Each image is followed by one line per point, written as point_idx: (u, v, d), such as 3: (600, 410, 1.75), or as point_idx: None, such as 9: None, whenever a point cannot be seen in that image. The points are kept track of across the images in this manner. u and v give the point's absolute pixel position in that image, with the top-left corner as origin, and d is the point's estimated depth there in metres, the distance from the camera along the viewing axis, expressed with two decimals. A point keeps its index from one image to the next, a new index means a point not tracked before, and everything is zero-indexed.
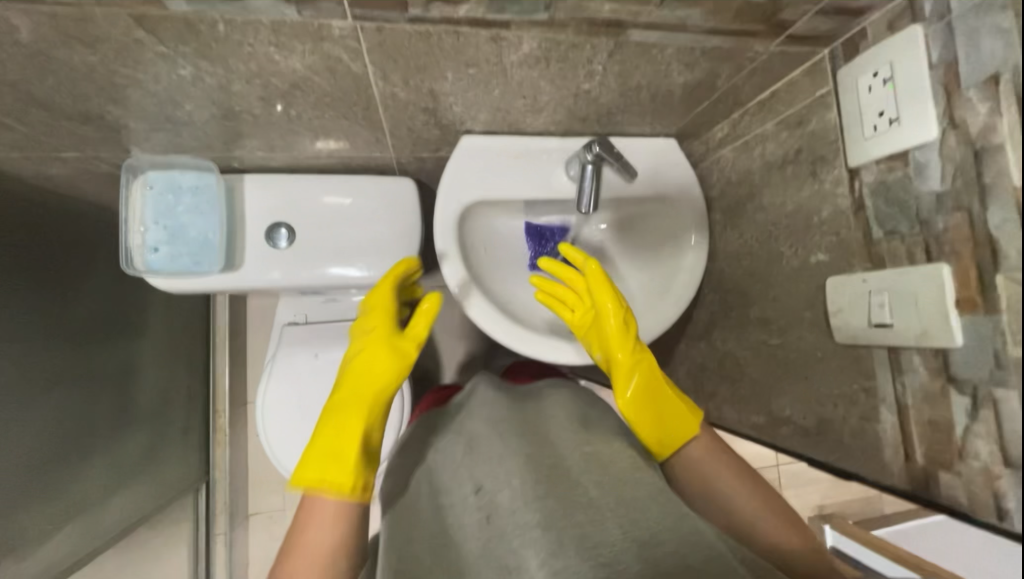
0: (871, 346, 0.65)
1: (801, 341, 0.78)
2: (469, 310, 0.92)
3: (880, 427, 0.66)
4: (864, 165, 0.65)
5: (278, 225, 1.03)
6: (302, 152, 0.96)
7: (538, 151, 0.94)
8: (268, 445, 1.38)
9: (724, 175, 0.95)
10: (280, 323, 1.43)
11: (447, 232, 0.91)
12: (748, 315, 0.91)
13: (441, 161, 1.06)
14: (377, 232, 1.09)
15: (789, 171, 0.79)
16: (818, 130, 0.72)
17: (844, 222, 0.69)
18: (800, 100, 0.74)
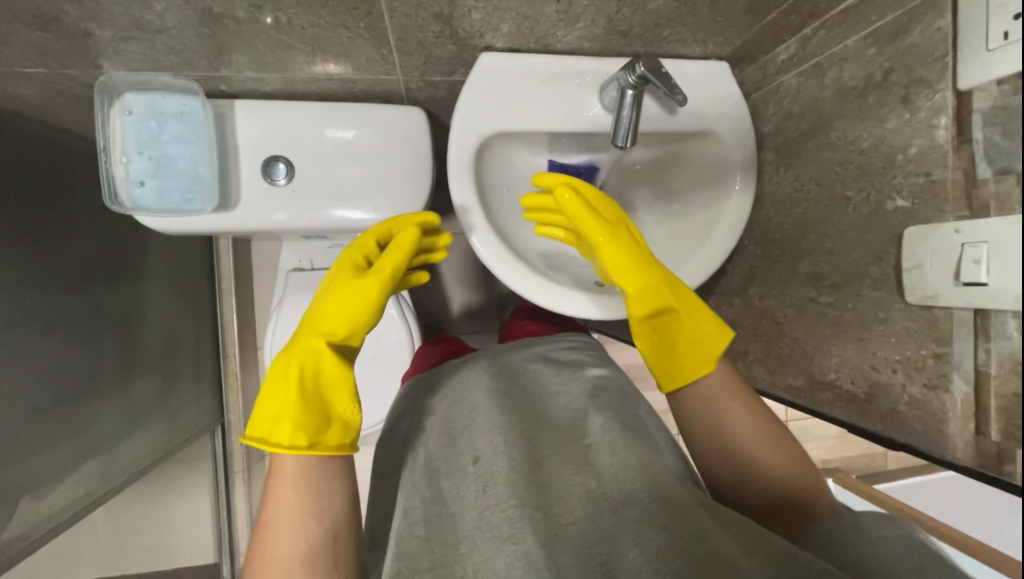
0: (951, 307, 0.57)
1: (860, 299, 0.69)
2: (488, 258, 0.82)
3: (948, 398, 0.59)
4: (980, 86, 0.53)
5: (275, 159, 0.93)
6: (298, 72, 0.84)
7: (569, 75, 0.81)
8: None
9: (782, 106, 0.82)
10: (284, 269, 1.36)
11: (464, 168, 0.80)
12: (795, 269, 0.82)
13: (455, 87, 0.93)
14: (384, 170, 0.99)
15: (870, 99, 0.66)
16: (920, 44, 0.59)
17: (938, 160, 0.58)
18: (901, 5, 0.61)
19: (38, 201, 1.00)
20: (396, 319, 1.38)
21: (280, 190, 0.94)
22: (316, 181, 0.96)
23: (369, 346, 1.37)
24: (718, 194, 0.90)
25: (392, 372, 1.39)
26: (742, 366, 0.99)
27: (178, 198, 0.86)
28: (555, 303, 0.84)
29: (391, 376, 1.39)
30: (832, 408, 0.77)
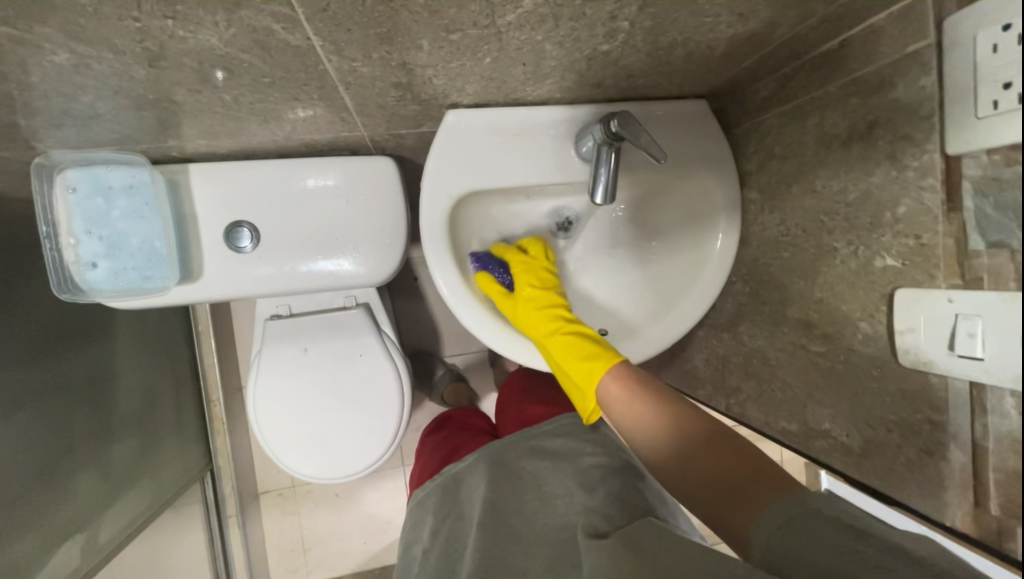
0: (946, 376, 0.55)
1: (852, 353, 0.68)
2: (467, 322, 0.79)
3: (946, 466, 0.57)
4: (969, 154, 0.50)
5: (238, 224, 0.88)
6: (252, 137, 0.78)
7: (542, 126, 0.77)
8: (266, 443, 1.33)
9: (764, 145, 0.79)
10: (262, 317, 1.32)
11: (436, 233, 0.77)
12: (784, 314, 0.80)
13: (424, 136, 0.88)
14: (356, 225, 0.94)
15: (854, 150, 0.63)
16: (904, 100, 0.56)
17: (928, 224, 0.55)
18: (884, 57, 0.58)
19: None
20: (382, 360, 1.34)
21: (250, 256, 0.90)
22: (284, 242, 0.92)
23: (357, 391, 1.34)
24: (703, 235, 0.87)
25: (382, 415, 1.36)
26: (736, 402, 0.97)
27: (135, 277, 0.83)
28: (541, 362, 0.81)
29: (382, 419, 1.36)
30: (827, 456, 0.76)
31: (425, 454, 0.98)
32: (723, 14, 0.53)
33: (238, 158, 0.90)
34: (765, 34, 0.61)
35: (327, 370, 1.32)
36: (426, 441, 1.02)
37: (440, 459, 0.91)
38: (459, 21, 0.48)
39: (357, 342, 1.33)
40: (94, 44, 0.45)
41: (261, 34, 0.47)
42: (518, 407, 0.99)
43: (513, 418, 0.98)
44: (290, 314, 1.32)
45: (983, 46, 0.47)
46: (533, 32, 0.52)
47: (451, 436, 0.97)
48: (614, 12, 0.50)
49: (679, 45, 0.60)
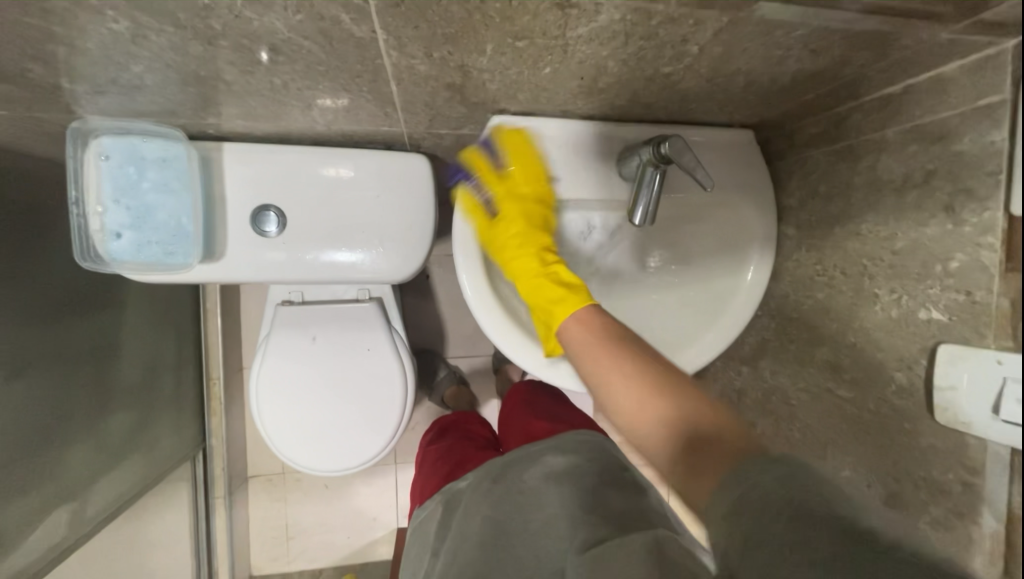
0: (986, 439, 0.54)
1: (883, 403, 0.66)
2: (489, 331, 0.78)
3: (976, 530, 0.56)
4: None
5: (265, 208, 0.87)
6: (292, 122, 0.77)
7: (586, 140, 0.76)
8: (265, 429, 1.32)
9: (808, 182, 0.78)
10: (274, 301, 1.31)
11: (468, 237, 0.76)
12: (812, 355, 0.79)
13: (462, 138, 0.87)
14: (383, 220, 0.93)
15: (907, 198, 0.62)
16: (969, 153, 0.55)
17: (982, 282, 0.54)
18: (949, 108, 0.57)
19: (8, 237, 0.93)
20: (390, 356, 1.33)
21: (273, 241, 0.89)
22: (310, 230, 0.90)
23: (361, 384, 1.32)
24: (734, 265, 0.86)
25: (384, 411, 1.34)
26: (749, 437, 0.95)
27: (157, 251, 0.81)
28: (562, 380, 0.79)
29: (384, 415, 1.34)
30: None
31: (428, 467, 0.95)
32: (795, 48, 0.52)
33: (273, 141, 0.89)
34: (830, 72, 0.60)
35: (333, 361, 1.30)
36: (429, 454, 0.99)
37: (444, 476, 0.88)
38: (529, 30, 0.47)
39: (367, 336, 1.31)
40: (160, 16, 0.44)
41: (327, 23, 0.46)
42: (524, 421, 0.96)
43: (519, 432, 0.95)
44: (302, 301, 1.31)
45: None
46: (601, 47, 0.51)
47: (454, 449, 0.94)
48: (688, 35, 0.49)
49: (742, 74, 0.59)
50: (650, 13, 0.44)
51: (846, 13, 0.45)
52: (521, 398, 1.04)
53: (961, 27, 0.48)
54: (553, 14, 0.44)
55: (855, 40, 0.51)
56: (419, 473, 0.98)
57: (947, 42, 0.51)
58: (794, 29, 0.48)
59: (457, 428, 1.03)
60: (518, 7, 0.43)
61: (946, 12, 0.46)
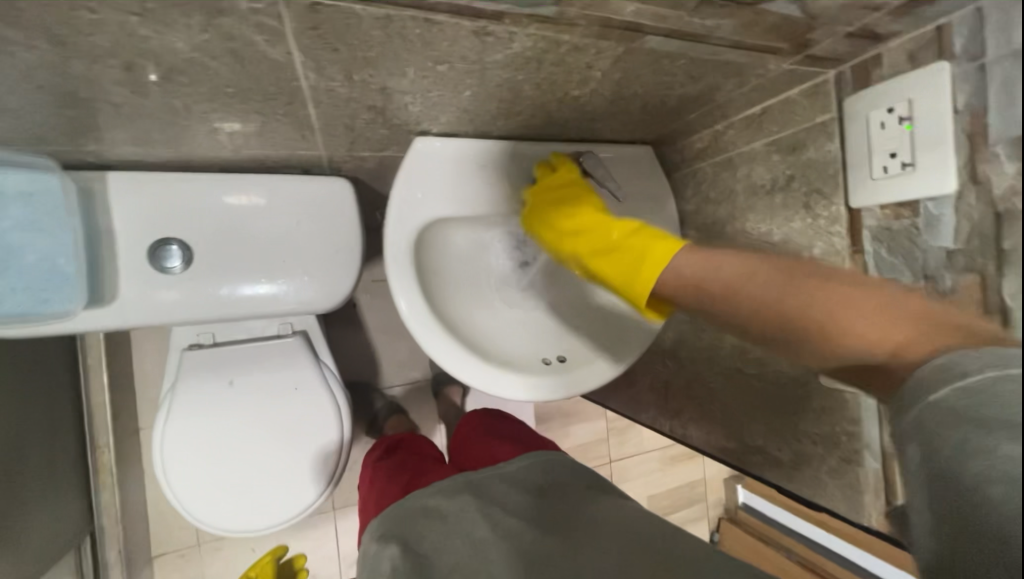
0: (858, 393, 0.64)
1: (780, 374, 0.77)
2: (429, 348, 0.77)
3: (862, 471, 0.67)
4: (867, 207, 0.62)
5: (165, 242, 0.79)
6: (193, 147, 0.72)
7: (508, 159, 0.81)
8: (174, 494, 1.15)
9: (700, 190, 0.90)
10: (177, 347, 1.17)
11: (400, 256, 0.75)
12: (722, 341, 0.89)
13: (384, 159, 0.87)
14: (304, 247, 0.89)
15: (777, 199, 0.74)
16: (815, 160, 0.67)
17: (837, 264, 0.66)
18: (797, 124, 0.69)
19: None
20: (321, 392, 1.24)
21: (178, 278, 0.81)
22: (221, 262, 0.84)
23: (290, 428, 1.21)
24: None
25: (318, 454, 1.24)
26: (679, 424, 1.02)
27: (26, 301, 0.68)
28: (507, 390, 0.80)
29: (318, 459, 1.24)
30: (763, 471, 0.83)
31: (380, 483, 0.90)
32: (679, 75, 0.61)
33: (169, 169, 0.81)
34: (707, 96, 0.71)
35: (254, 405, 1.18)
36: (379, 471, 0.95)
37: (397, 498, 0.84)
38: (449, 55, 0.50)
39: (293, 374, 1.21)
40: (33, 31, 0.40)
41: (237, 43, 0.44)
42: (483, 441, 0.95)
43: (478, 451, 0.94)
44: (212, 343, 1.18)
45: (874, 122, 0.59)
46: (516, 73, 0.56)
47: (408, 466, 0.91)
48: (591, 62, 0.55)
49: (639, 97, 0.67)
50: (557, 42, 0.49)
51: (715, 46, 0.54)
52: (478, 420, 1.04)
53: (798, 60, 0.60)
54: (470, 41, 0.47)
55: (723, 69, 0.61)
56: (370, 492, 0.92)
57: (790, 72, 0.63)
58: (676, 58, 0.56)
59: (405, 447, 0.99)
60: (437, 33, 0.46)
61: (786, 48, 0.57)
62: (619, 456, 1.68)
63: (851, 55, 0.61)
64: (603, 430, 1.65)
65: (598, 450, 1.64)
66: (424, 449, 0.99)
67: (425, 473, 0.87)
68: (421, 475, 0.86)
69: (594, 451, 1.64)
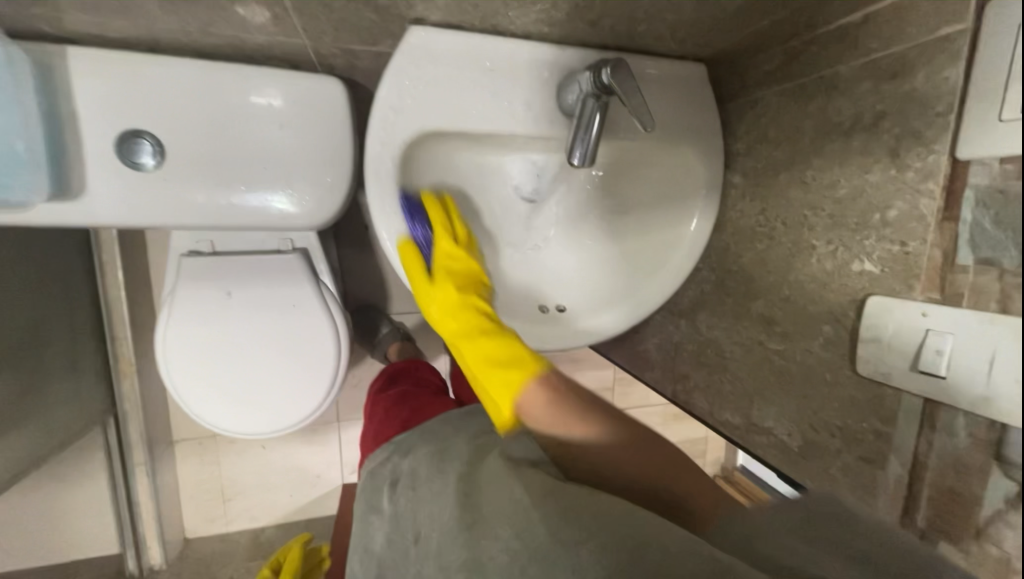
0: (903, 390, 0.54)
1: (810, 355, 0.66)
2: (410, 279, 0.69)
3: (881, 475, 0.58)
4: (978, 160, 0.46)
5: (136, 135, 0.72)
6: (152, 19, 0.61)
7: (526, 65, 0.66)
8: (177, 392, 1.19)
9: (757, 126, 0.73)
10: (176, 252, 1.15)
11: (385, 173, 0.65)
12: (748, 307, 0.77)
13: (381, 57, 0.74)
14: (289, 154, 0.79)
15: (853, 142, 0.59)
16: (920, 91, 0.51)
17: (917, 232, 0.52)
18: (907, 39, 0.52)
19: None
20: (318, 312, 1.21)
21: (151, 176, 0.74)
22: (195, 162, 0.75)
23: (288, 344, 1.20)
24: (679, 214, 0.81)
25: (314, 372, 1.23)
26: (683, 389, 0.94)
27: None
28: (497, 337, 0.72)
29: (316, 376, 1.23)
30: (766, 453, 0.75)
31: (378, 416, 0.88)
32: None
33: (141, 49, 0.72)
34: None
35: (252, 316, 1.17)
36: (378, 402, 0.92)
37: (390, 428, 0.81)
38: None
39: (292, 290, 1.19)
40: None
41: None
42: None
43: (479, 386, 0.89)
44: (212, 251, 1.16)
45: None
46: None
47: (406, 398, 0.87)
48: None
49: None
50: None
51: None
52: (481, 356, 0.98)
53: None
54: None
55: None
56: (369, 422, 0.90)
57: None
58: None
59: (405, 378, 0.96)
60: None
61: None
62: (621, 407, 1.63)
63: None
64: (610, 380, 1.59)
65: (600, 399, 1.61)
66: (422, 381, 0.95)
67: (419, 409, 0.83)
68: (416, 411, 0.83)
69: None
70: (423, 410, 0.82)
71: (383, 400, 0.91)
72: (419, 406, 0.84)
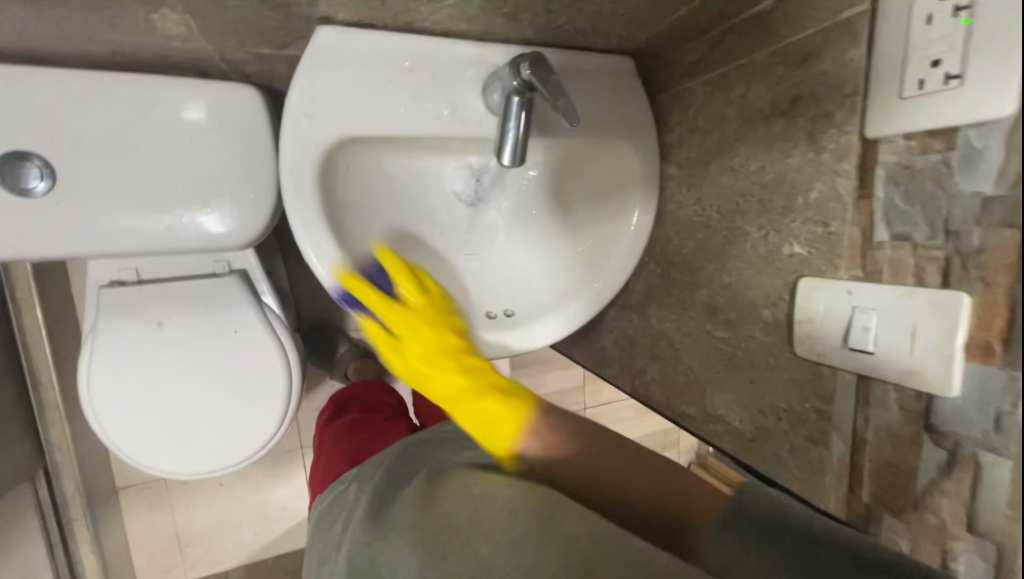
0: (838, 368, 0.55)
1: (753, 340, 0.66)
2: (341, 294, 0.65)
3: (827, 454, 0.58)
4: (886, 138, 0.47)
5: (20, 159, 0.65)
6: (21, 28, 0.55)
7: (447, 63, 0.63)
8: (107, 434, 1.09)
9: (687, 116, 0.74)
10: (95, 283, 1.06)
11: (303, 184, 0.61)
12: (693, 297, 0.77)
13: (297, 61, 0.70)
14: (204, 169, 0.74)
15: (775, 127, 0.59)
16: (828, 73, 0.52)
17: (837, 212, 0.53)
18: (813, 23, 0.53)
19: None
20: (261, 335, 1.14)
21: (43, 203, 0.68)
22: (95, 186, 0.69)
23: (232, 372, 1.13)
24: (620, 209, 0.80)
25: (264, 399, 1.16)
26: (641, 384, 0.94)
27: None
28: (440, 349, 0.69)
29: (265, 403, 1.16)
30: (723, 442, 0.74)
31: (330, 447, 0.82)
32: None
33: (19, 62, 0.64)
34: None
35: (186, 345, 1.08)
36: (330, 431, 0.86)
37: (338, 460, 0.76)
38: None
39: (231, 314, 1.11)
40: None
41: None
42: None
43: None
44: (137, 280, 1.07)
45: (917, 16, 0.43)
46: None
47: (357, 426, 0.83)
48: None
49: None
50: None
51: None
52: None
53: None
54: None
55: None
56: (320, 455, 0.84)
57: None
58: None
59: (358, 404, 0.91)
60: None
61: None
62: (593, 404, 1.62)
63: None
64: (579, 379, 1.57)
65: (571, 399, 1.59)
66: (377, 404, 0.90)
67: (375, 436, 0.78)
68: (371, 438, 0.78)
69: (567, 399, 1.58)
70: (379, 437, 0.77)
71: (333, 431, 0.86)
72: (375, 432, 0.78)
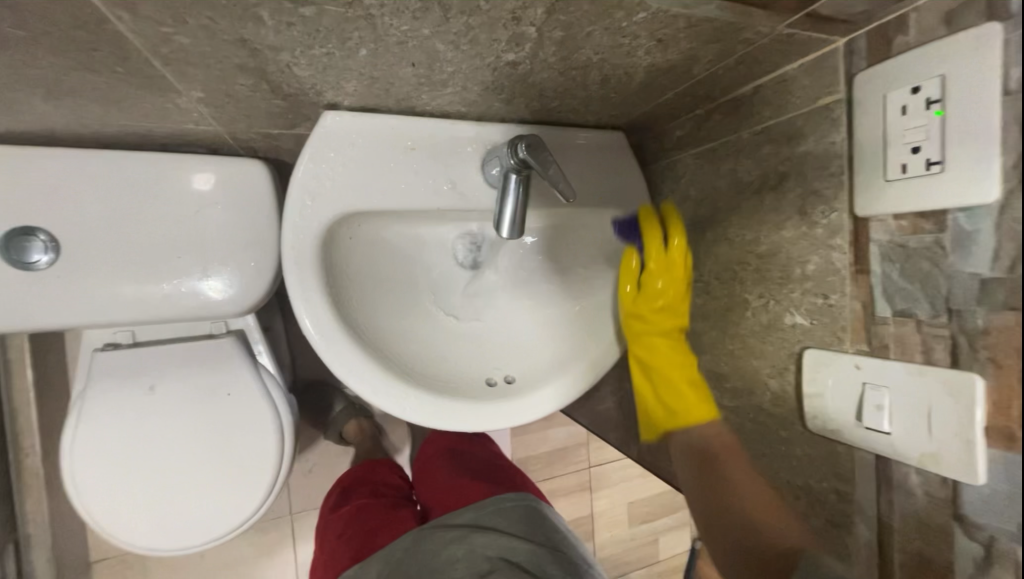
0: (853, 446, 0.52)
1: (761, 411, 0.64)
2: (336, 367, 0.64)
3: (851, 540, 0.54)
4: (877, 216, 0.48)
5: (27, 232, 0.66)
6: (43, 117, 0.58)
7: (447, 141, 0.66)
8: (85, 507, 1.03)
9: (680, 184, 0.76)
10: (90, 346, 1.05)
11: (304, 257, 0.62)
12: (697, 362, 0.75)
13: (303, 138, 0.73)
14: (209, 238, 0.75)
15: (766, 200, 0.61)
16: (814, 153, 0.54)
17: (836, 285, 0.53)
18: (795, 107, 0.55)
19: None
20: (254, 399, 1.10)
21: (46, 274, 0.68)
22: (98, 257, 0.70)
23: (221, 438, 1.08)
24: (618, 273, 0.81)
25: (252, 468, 1.11)
26: (648, 450, 0.89)
27: None
28: (435, 421, 0.67)
29: (255, 471, 1.11)
30: None
31: (332, 540, 0.77)
32: (641, 36, 0.47)
33: (37, 143, 0.67)
34: (682, 69, 0.57)
35: (177, 411, 1.05)
36: (332, 521, 0.82)
37: (345, 558, 0.72)
38: None
39: (224, 378, 1.08)
40: None
41: None
42: (449, 476, 0.82)
43: (443, 488, 0.81)
44: (132, 343, 1.06)
45: (892, 106, 0.45)
46: (417, 22, 0.42)
47: (360, 514, 0.79)
48: (517, 11, 0.41)
49: (596, 67, 0.53)
50: None
51: None
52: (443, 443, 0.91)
53: (798, 20, 0.46)
54: None
55: (699, 31, 0.47)
56: (321, 547, 0.79)
57: (785, 38, 0.49)
58: (632, 11, 0.42)
59: (360, 483, 0.87)
60: None
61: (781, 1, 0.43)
62: (599, 463, 1.55)
63: (870, 14, 0.47)
64: (583, 436, 1.52)
65: (576, 457, 1.52)
66: (379, 485, 0.86)
67: (379, 530, 0.74)
68: (375, 532, 0.74)
69: (571, 458, 1.51)
70: (384, 530, 0.73)
71: (336, 517, 0.81)
72: (378, 524, 0.75)
